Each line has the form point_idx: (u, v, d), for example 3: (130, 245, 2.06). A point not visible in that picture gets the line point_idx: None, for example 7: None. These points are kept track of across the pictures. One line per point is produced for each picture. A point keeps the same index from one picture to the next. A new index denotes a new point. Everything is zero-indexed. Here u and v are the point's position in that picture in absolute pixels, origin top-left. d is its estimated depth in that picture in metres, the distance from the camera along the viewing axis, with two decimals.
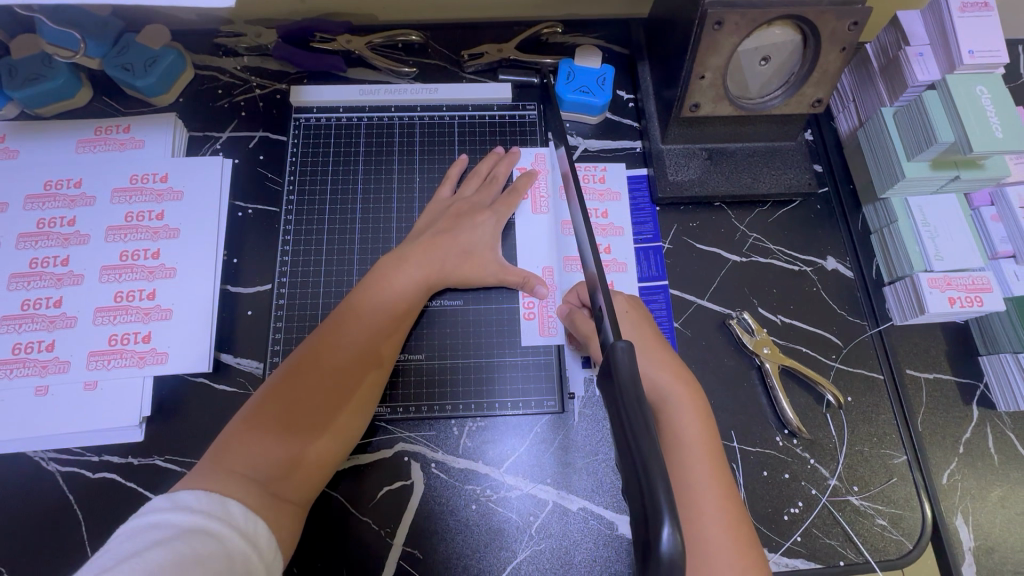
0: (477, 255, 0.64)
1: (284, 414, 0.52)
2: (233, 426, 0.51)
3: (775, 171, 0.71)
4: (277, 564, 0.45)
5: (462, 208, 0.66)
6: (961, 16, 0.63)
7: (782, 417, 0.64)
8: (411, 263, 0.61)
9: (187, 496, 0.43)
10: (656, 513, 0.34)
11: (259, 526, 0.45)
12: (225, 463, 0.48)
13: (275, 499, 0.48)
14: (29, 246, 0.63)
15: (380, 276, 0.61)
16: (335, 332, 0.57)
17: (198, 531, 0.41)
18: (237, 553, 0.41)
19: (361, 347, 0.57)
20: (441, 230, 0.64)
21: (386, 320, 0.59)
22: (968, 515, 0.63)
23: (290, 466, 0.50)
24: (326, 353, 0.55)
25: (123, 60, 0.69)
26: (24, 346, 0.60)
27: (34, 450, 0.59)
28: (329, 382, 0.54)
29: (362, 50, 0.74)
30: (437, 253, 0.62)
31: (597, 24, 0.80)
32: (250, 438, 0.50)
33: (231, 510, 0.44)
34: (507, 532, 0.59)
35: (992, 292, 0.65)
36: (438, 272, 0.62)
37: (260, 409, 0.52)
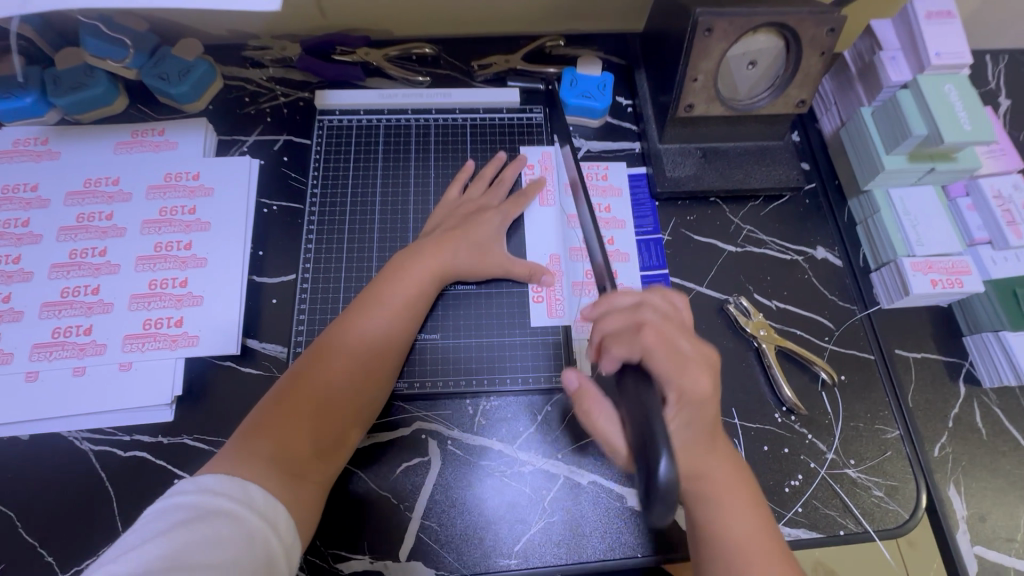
0: (484, 249, 0.68)
1: (306, 403, 0.55)
2: (257, 412, 0.55)
3: (766, 168, 0.77)
4: (295, 551, 0.49)
5: (470, 208, 0.70)
6: (927, 24, 0.69)
7: (780, 395, 0.67)
8: (428, 257, 0.65)
9: (209, 479, 0.46)
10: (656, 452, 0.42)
11: (280, 511, 0.48)
12: (250, 446, 0.51)
13: (296, 481, 0.52)
14: (69, 239, 0.67)
15: (397, 272, 0.64)
16: (351, 324, 0.60)
17: (218, 513, 0.44)
18: (258, 536, 0.45)
19: (376, 340, 0.60)
20: (450, 228, 0.68)
21: (401, 311, 0.62)
22: (961, 487, 0.65)
23: (312, 449, 0.54)
24: (343, 345, 0.59)
25: (159, 70, 0.75)
26: (63, 330, 0.63)
27: (69, 430, 0.62)
28: (347, 372, 0.58)
29: (379, 61, 0.80)
30: (449, 249, 0.66)
31: (596, 38, 0.86)
32: (274, 418, 0.53)
33: (253, 495, 0.47)
34: (521, 506, 0.62)
35: (972, 274, 0.69)
36: (450, 269, 0.66)
37: (284, 393, 0.55)
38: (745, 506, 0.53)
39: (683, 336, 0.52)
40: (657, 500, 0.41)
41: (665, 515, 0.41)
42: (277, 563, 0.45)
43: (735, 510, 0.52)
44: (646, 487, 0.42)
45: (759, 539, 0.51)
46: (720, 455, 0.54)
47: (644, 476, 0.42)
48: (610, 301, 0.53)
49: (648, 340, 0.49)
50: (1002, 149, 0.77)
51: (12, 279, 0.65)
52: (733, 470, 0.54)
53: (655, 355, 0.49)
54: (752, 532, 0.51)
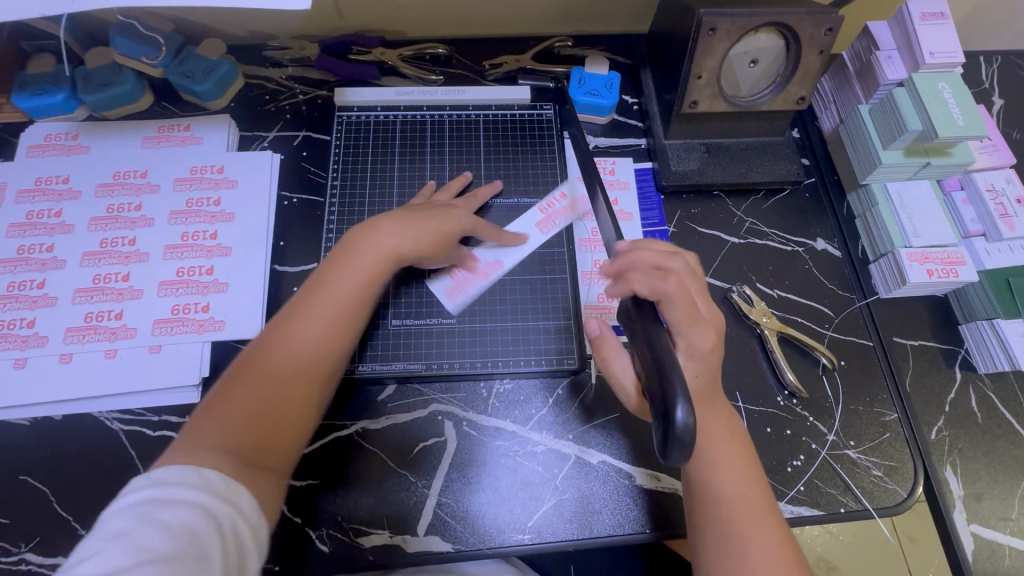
0: (447, 230, 0.65)
1: (254, 390, 0.53)
2: (205, 406, 0.53)
3: (767, 163, 0.79)
4: (262, 528, 0.48)
5: (434, 204, 0.69)
6: (921, 24, 0.72)
7: (782, 380, 0.70)
8: (383, 231, 0.62)
9: (164, 474, 0.45)
10: (673, 400, 0.44)
11: (242, 496, 0.47)
12: (195, 439, 0.50)
13: (248, 467, 0.50)
14: (100, 228, 0.70)
15: (350, 251, 0.61)
16: (300, 307, 0.57)
17: (180, 504, 0.44)
18: (225, 522, 0.45)
19: (327, 323, 0.57)
20: (412, 208, 0.65)
21: (352, 291, 0.59)
22: (957, 468, 0.68)
23: (263, 435, 0.52)
24: (291, 328, 0.56)
25: (184, 68, 0.78)
26: (95, 315, 0.66)
27: (100, 410, 0.64)
28: (297, 354, 0.55)
29: (394, 60, 0.83)
30: (409, 225, 0.63)
31: (602, 38, 0.89)
32: (219, 409, 0.52)
33: (213, 481, 0.46)
34: (533, 483, 0.64)
35: (966, 264, 0.72)
36: (410, 245, 0.62)
37: (230, 382, 0.54)
38: (740, 465, 0.56)
39: (698, 295, 0.56)
40: (675, 442, 0.43)
41: (682, 460, 0.44)
42: (246, 546, 0.46)
43: (731, 466, 0.55)
44: (664, 433, 0.44)
45: (752, 497, 0.54)
46: (718, 415, 0.57)
47: (661, 423, 0.45)
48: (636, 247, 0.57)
49: (669, 289, 0.53)
50: (995, 145, 0.79)
51: (46, 266, 0.68)
52: (729, 429, 0.57)
53: (673, 305, 0.53)
54: (746, 490, 0.54)
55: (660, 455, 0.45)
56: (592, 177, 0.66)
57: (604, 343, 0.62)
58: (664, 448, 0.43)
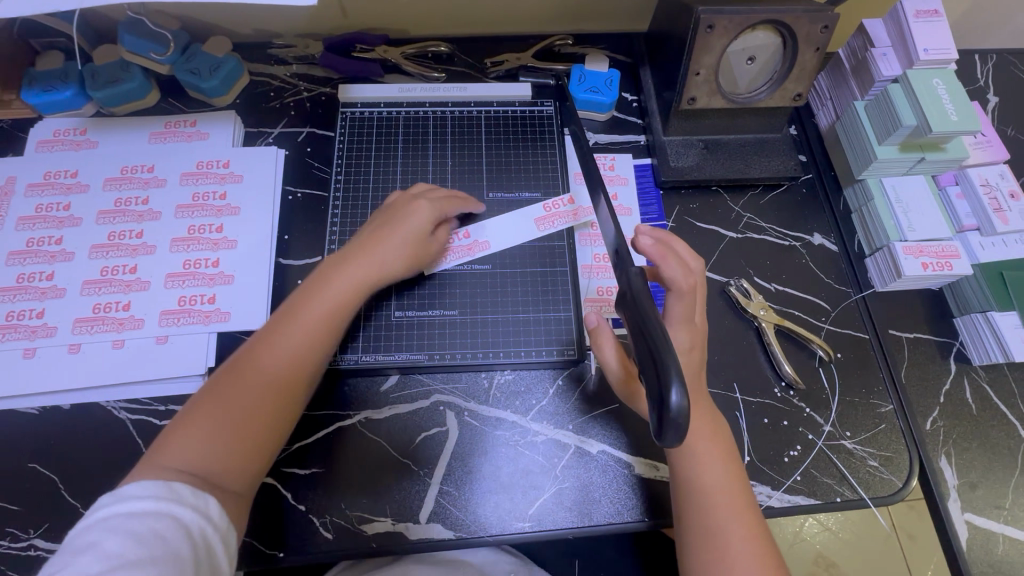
0: (415, 256, 0.67)
1: (218, 413, 0.54)
2: (171, 427, 0.54)
3: (764, 159, 0.81)
4: (231, 535, 0.50)
5: (399, 206, 0.69)
6: (916, 21, 0.73)
7: (779, 371, 0.71)
8: (351, 265, 0.64)
9: (129, 489, 0.47)
10: (667, 377, 0.42)
11: (210, 504, 0.49)
12: (159, 459, 0.51)
13: (212, 485, 0.51)
14: (108, 222, 0.71)
15: (321, 280, 0.63)
16: (268, 335, 0.59)
17: (146, 513, 0.45)
18: (194, 528, 0.47)
19: (293, 348, 0.59)
20: (380, 228, 0.67)
21: (321, 317, 0.60)
22: (952, 458, 0.69)
23: (226, 456, 0.53)
24: (258, 355, 0.58)
25: (191, 65, 0.79)
26: (103, 306, 0.67)
27: (109, 399, 0.65)
28: (263, 379, 0.56)
29: (396, 58, 0.84)
30: (376, 252, 0.65)
31: (602, 37, 0.91)
32: (184, 432, 0.53)
33: (180, 492, 0.47)
34: (533, 472, 0.65)
35: (961, 258, 0.73)
36: (378, 274, 0.64)
37: (196, 406, 0.55)
38: (721, 460, 0.57)
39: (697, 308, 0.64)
40: (670, 423, 0.42)
41: (677, 442, 0.42)
42: (215, 551, 0.47)
43: (711, 462, 0.56)
44: (659, 415, 0.43)
45: (732, 492, 0.55)
46: (703, 412, 0.59)
47: (656, 405, 0.44)
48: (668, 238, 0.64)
49: (685, 285, 0.61)
50: (988, 141, 0.81)
51: (55, 259, 0.69)
52: (712, 426, 0.58)
53: (680, 300, 0.61)
54: (727, 485, 0.55)
55: (656, 437, 0.44)
56: (593, 169, 0.65)
57: (601, 329, 0.65)
58: (659, 429, 0.42)
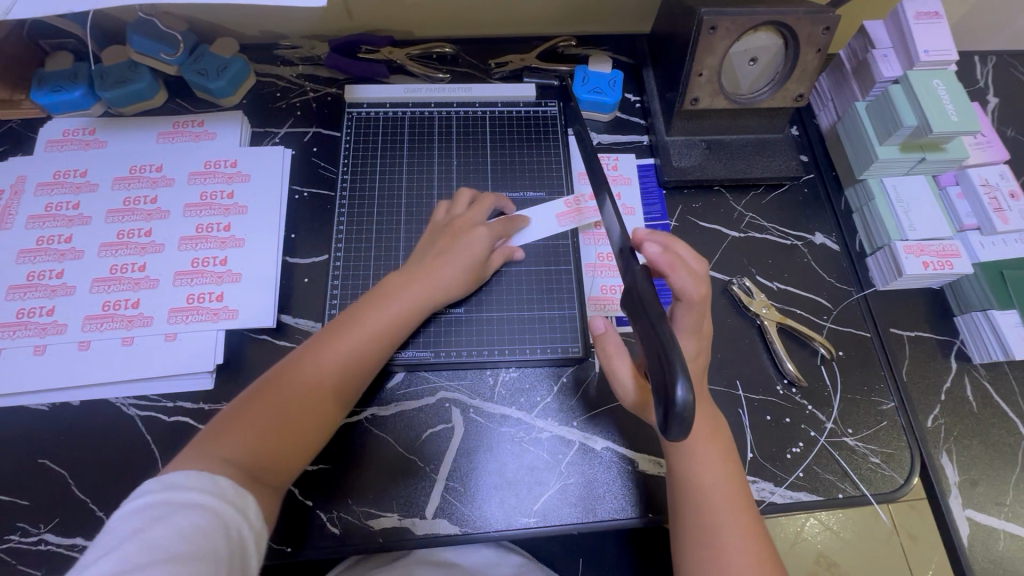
0: (470, 280, 0.69)
1: (274, 412, 0.56)
2: (223, 416, 0.56)
3: (766, 159, 0.81)
4: (264, 537, 0.51)
5: (458, 225, 0.69)
6: (916, 23, 0.74)
7: (782, 369, 0.72)
8: (413, 284, 0.65)
9: (174, 477, 0.48)
10: (673, 375, 0.43)
11: (249, 500, 0.50)
12: (212, 447, 0.52)
13: (256, 483, 0.52)
14: (117, 220, 0.72)
15: (385, 294, 0.65)
16: (329, 343, 0.60)
17: (192, 506, 0.46)
18: (231, 524, 0.48)
19: (356, 362, 0.61)
20: (441, 249, 0.68)
21: (385, 334, 0.63)
22: (953, 455, 0.69)
23: (274, 455, 0.55)
24: (318, 361, 0.59)
25: (198, 66, 0.80)
26: (112, 303, 0.68)
27: (117, 396, 0.66)
28: (320, 386, 0.59)
29: (401, 59, 0.85)
30: (439, 272, 0.66)
31: (605, 38, 0.92)
32: (241, 422, 0.55)
33: (221, 486, 0.49)
34: (538, 469, 0.66)
35: (961, 257, 0.74)
36: (440, 295, 0.66)
37: (255, 399, 0.56)
38: (720, 460, 0.57)
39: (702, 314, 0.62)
40: (676, 418, 0.43)
41: (682, 437, 0.43)
42: (248, 549, 0.48)
43: (712, 461, 0.57)
44: (664, 411, 0.44)
45: (731, 491, 0.56)
46: (702, 412, 0.59)
47: (662, 401, 0.44)
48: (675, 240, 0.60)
49: (695, 294, 0.57)
50: (988, 141, 0.82)
51: (65, 257, 0.70)
52: (711, 427, 0.59)
53: (689, 311, 0.58)
54: (726, 484, 0.56)
55: (661, 432, 0.45)
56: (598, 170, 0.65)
57: (608, 339, 0.63)
58: (664, 423, 0.43)
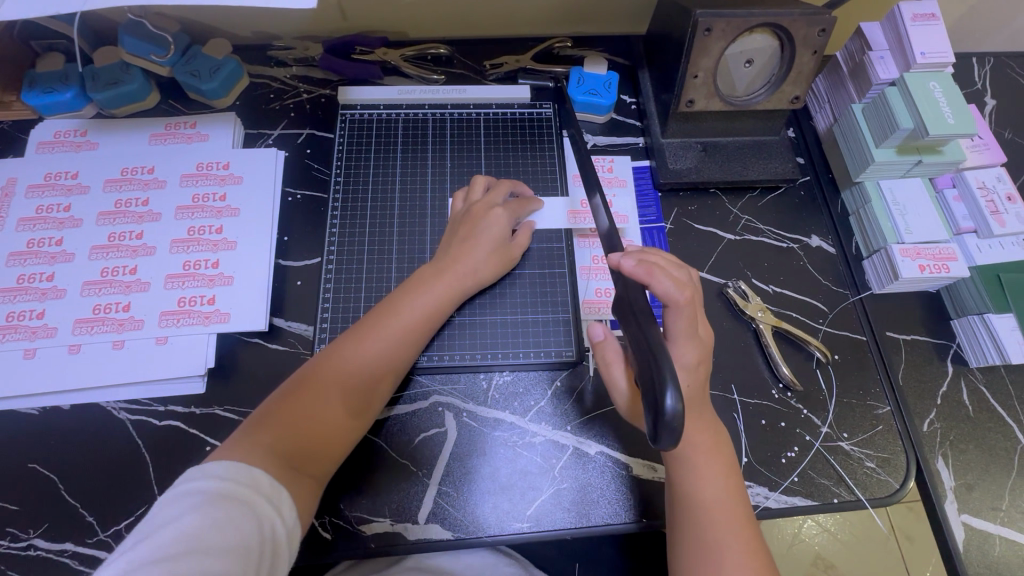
0: (495, 268, 0.70)
1: (314, 400, 0.59)
2: (264, 407, 0.59)
3: (762, 161, 0.81)
4: (296, 531, 0.53)
5: (475, 211, 0.71)
6: (913, 25, 0.74)
7: (777, 373, 0.71)
8: (442, 277, 0.67)
9: (216, 467, 0.50)
10: (662, 384, 0.43)
11: (284, 495, 0.52)
12: (258, 434, 0.55)
13: (295, 472, 0.55)
14: (108, 223, 0.72)
15: (416, 285, 0.67)
16: (365, 333, 0.63)
17: (229, 498, 0.48)
18: (265, 519, 0.49)
19: (389, 349, 0.63)
20: (464, 238, 0.69)
21: (416, 322, 0.65)
22: (948, 459, 0.69)
23: (313, 444, 0.57)
24: (356, 351, 0.62)
25: (190, 68, 0.79)
26: (103, 307, 0.67)
27: (108, 400, 0.66)
28: (357, 376, 0.61)
29: (396, 60, 0.85)
30: (466, 261, 0.68)
31: (601, 39, 0.91)
32: (286, 411, 0.58)
33: (259, 480, 0.51)
34: (532, 473, 0.66)
35: (958, 260, 0.73)
36: (467, 283, 0.68)
37: (297, 388, 0.59)
38: (720, 472, 0.57)
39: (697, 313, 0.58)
40: (666, 424, 0.42)
41: (671, 446, 0.43)
42: (279, 543, 0.50)
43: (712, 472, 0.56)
44: (654, 418, 0.43)
45: (731, 504, 0.55)
46: (706, 426, 0.58)
47: (652, 409, 0.44)
48: (648, 251, 0.57)
49: (681, 298, 0.53)
50: (986, 144, 0.81)
51: (55, 259, 0.69)
52: (713, 440, 0.58)
53: (680, 316, 0.54)
54: (725, 498, 0.55)
55: (652, 440, 0.44)
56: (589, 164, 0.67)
57: (607, 350, 0.61)
58: (654, 431, 0.43)
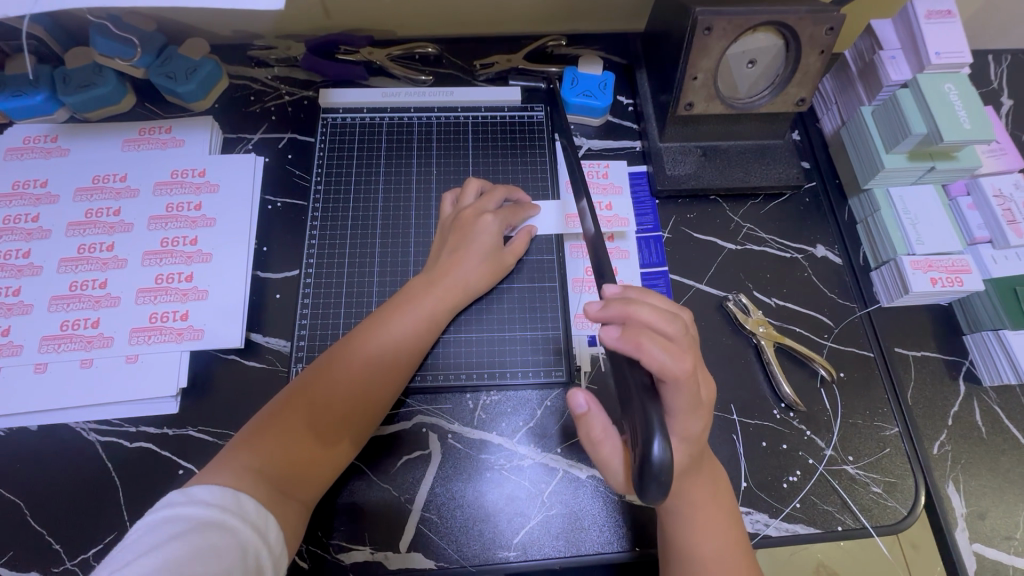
0: (486, 276, 0.67)
1: (303, 420, 0.55)
2: (249, 427, 0.55)
3: (765, 166, 0.77)
4: (283, 559, 0.50)
5: (465, 217, 0.67)
6: (928, 23, 0.69)
7: (779, 392, 0.68)
8: (434, 288, 0.64)
9: (200, 491, 0.47)
10: (649, 431, 0.40)
11: (269, 521, 0.49)
12: (241, 457, 0.52)
13: (284, 497, 0.52)
14: (78, 234, 0.69)
15: (407, 298, 0.63)
16: (354, 348, 0.59)
17: (215, 525, 0.45)
18: (249, 546, 0.46)
19: (379, 365, 0.59)
20: (456, 247, 0.66)
21: (407, 337, 0.61)
22: (960, 484, 0.66)
23: (300, 467, 0.54)
24: (345, 367, 0.58)
25: (166, 69, 0.76)
26: (71, 323, 0.65)
27: (76, 421, 0.63)
28: (348, 394, 0.57)
29: (382, 60, 0.81)
30: (458, 272, 0.65)
31: (597, 37, 0.87)
32: (270, 433, 0.54)
33: (244, 505, 0.48)
34: (519, 499, 0.63)
35: (972, 273, 0.69)
36: (460, 296, 0.65)
37: (284, 409, 0.56)
38: (719, 520, 0.53)
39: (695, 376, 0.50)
40: (651, 474, 0.40)
41: (659, 497, 0.40)
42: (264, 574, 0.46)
43: (710, 524, 0.53)
44: (640, 469, 0.41)
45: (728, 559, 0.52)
46: (705, 473, 0.55)
47: (638, 459, 0.41)
48: (633, 303, 0.49)
49: (678, 371, 0.45)
50: (1003, 149, 0.77)
51: (22, 273, 0.66)
52: (713, 486, 0.54)
53: (679, 391, 0.45)
54: (723, 552, 0.52)
55: (638, 491, 0.42)
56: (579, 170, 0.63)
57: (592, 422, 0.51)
58: (640, 480, 0.40)
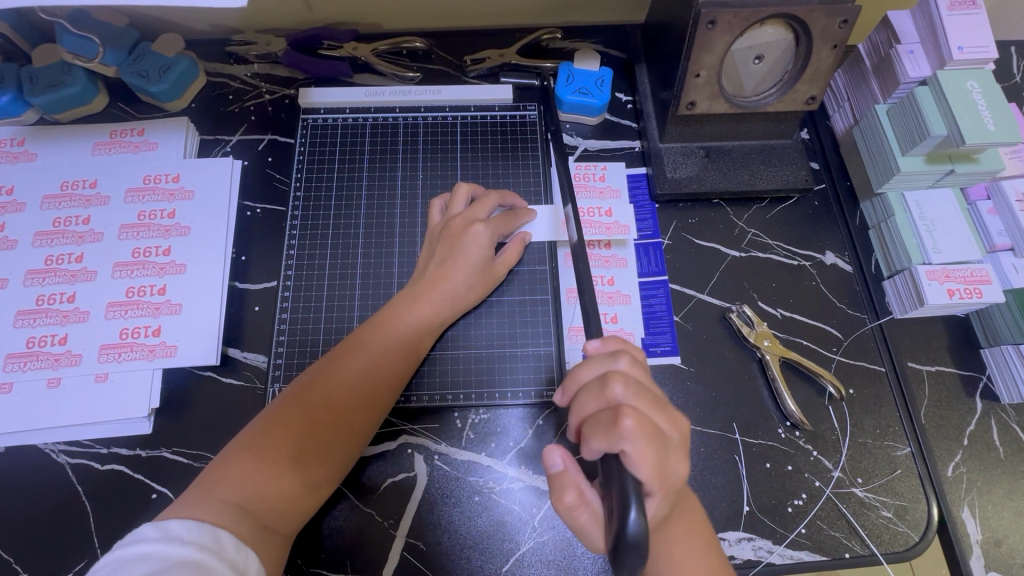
0: (476, 288, 0.63)
1: (285, 448, 0.52)
2: (223, 455, 0.52)
3: (773, 168, 0.72)
4: None
5: (453, 227, 0.63)
6: (949, 15, 0.65)
7: (784, 410, 0.64)
8: (421, 303, 0.60)
9: (176, 526, 0.44)
10: (625, 500, 0.39)
11: (250, 556, 0.46)
12: (216, 490, 0.49)
13: (265, 531, 0.49)
14: (45, 244, 0.66)
15: (392, 314, 0.60)
16: (336, 370, 0.56)
17: (192, 565, 0.42)
18: None
19: (363, 386, 0.56)
20: (442, 258, 0.62)
21: (393, 356, 0.58)
22: (975, 509, 0.62)
23: (281, 498, 0.51)
24: (328, 389, 0.55)
25: (138, 67, 0.72)
26: (38, 339, 0.62)
27: (44, 443, 0.60)
28: (332, 419, 0.54)
29: (367, 56, 0.76)
30: (446, 286, 0.61)
31: (595, 30, 0.82)
32: (246, 462, 0.50)
33: (223, 542, 0.44)
34: (510, 524, 0.59)
35: (991, 284, 0.65)
36: (448, 312, 0.62)
37: (263, 436, 0.52)
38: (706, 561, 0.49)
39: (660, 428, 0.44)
40: (627, 548, 0.37)
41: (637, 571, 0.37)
42: None
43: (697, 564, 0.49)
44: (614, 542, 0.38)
45: None
46: (689, 511, 0.52)
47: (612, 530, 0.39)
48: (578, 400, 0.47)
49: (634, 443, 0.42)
50: None
51: None
52: (699, 524, 0.51)
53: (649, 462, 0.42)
54: None
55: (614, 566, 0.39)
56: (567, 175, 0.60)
57: (566, 488, 0.45)
58: (615, 550, 0.38)
